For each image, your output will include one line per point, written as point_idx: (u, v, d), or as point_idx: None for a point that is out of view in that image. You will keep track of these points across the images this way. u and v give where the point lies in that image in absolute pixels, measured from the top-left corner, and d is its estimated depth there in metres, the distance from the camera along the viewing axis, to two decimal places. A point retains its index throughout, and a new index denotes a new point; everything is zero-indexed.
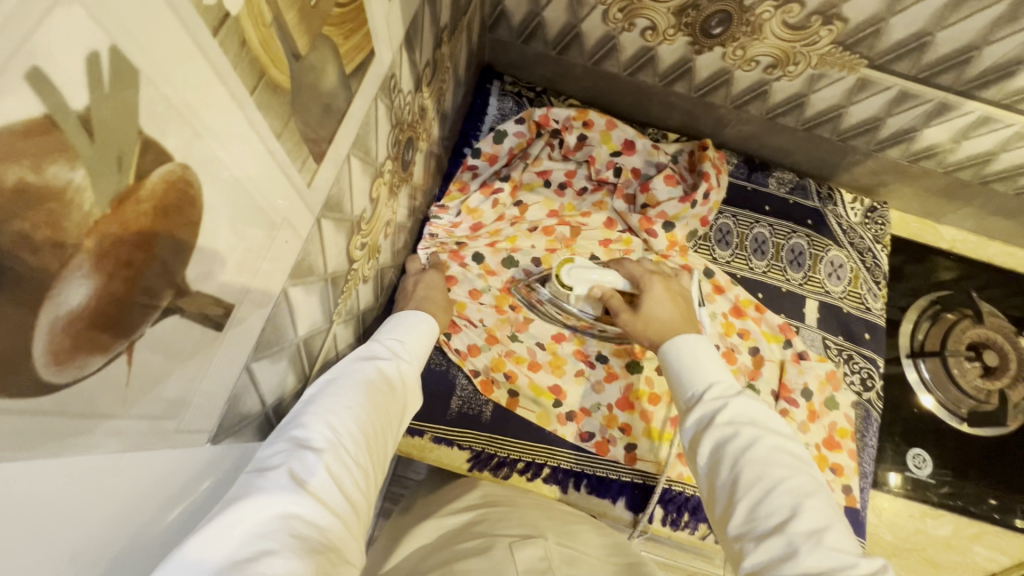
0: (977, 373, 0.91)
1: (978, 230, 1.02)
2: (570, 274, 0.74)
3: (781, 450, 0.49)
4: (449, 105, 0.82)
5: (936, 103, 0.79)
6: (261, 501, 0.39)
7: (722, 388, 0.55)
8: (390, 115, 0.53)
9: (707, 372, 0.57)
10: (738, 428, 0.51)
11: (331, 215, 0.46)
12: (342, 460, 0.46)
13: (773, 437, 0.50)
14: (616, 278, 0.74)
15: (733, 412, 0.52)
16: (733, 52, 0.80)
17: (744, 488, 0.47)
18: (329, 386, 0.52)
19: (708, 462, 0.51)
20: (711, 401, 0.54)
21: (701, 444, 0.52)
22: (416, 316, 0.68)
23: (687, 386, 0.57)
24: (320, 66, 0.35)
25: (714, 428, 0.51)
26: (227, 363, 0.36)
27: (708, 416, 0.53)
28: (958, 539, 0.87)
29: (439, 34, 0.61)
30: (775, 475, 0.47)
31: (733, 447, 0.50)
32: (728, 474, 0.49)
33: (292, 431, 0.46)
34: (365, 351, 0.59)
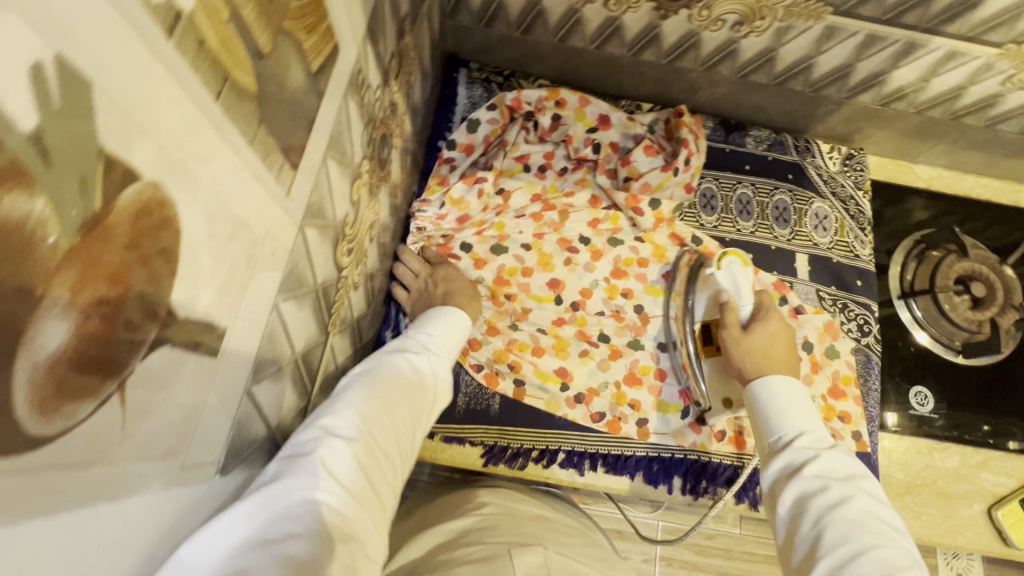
0: (966, 305, 0.93)
1: (952, 165, 1.04)
2: (727, 266, 0.81)
3: (872, 516, 0.50)
4: (419, 98, 0.79)
5: (903, 43, 0.78)
6: (286, 486, 0.38)
7: (813, 439, 0.58)
8: (362, 113, 0.51)
9: (798, 421, 0.61)
10: (827, 484, 0.53)
11: (315, 223, 0.44)
12: (368, 450, 0.44)
13: (864, 500, 0.52)
14: (748, 301, 0.80)
15: (822, 466, 0.55)
16: (699, 13, 0.79)
17: (829, 544, 0.49)
18: (362, 377, 0.51)
19: (792, 510, 0.53)
20: (800, 450, 0.57)
21: (786, 490, 0.55)
22: (451, 311, 0.67)
23: (774, 429, 0.61)
24: (286, 62, 0.33)
25: (802, 479, 0.54)
26: (230, 386, 0.34)
27: (797, 464, 0.56)
28: (966, 469, 0.87)
29: (400, 24, 0.59)
30: (864, 539, 0.48)
31: (821, 503, 0.52)
32: (812, 528, 0.51)
33: (323, 417, 0.45)
34: (396, 348, 0.58)
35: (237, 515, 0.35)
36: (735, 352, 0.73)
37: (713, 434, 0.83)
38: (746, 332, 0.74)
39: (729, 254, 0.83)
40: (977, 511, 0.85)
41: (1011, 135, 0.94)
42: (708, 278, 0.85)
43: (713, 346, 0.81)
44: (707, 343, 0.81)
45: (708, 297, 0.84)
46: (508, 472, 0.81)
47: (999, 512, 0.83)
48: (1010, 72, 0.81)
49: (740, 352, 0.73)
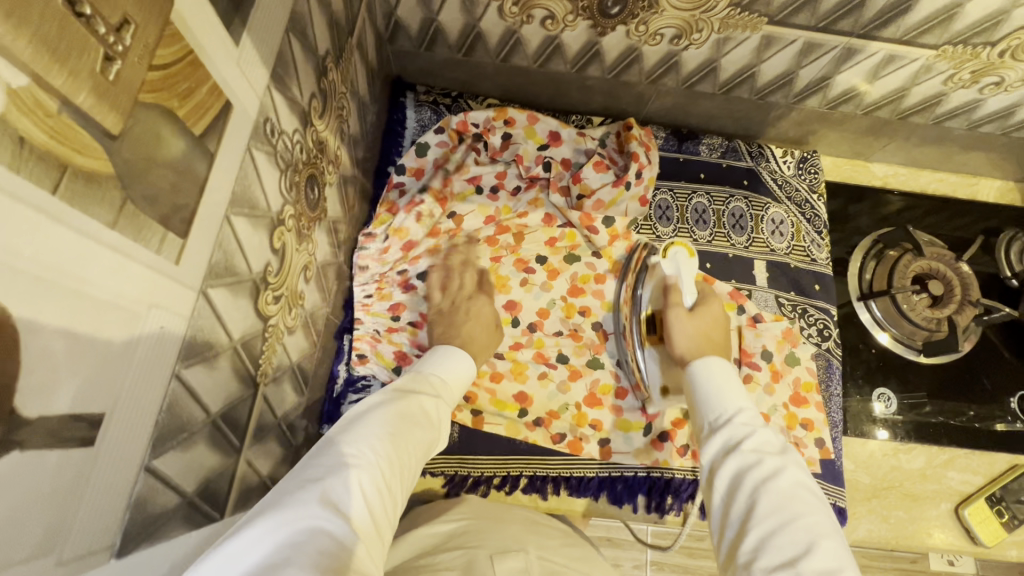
0: (925, 304, 0.91)
1: (907, 162, 1.04)
2: (672, 254, 0.80)
3: (803, 488, 0.49)
4: (358, 128, 0.78)
5: (841, 48, 0.78)
6: (296, 510, 0.39)
7: (748, 414, 0.56)
8: (275, 161, 0.50)
9: (733, 396, 0.59)
10: (762, 458, 0.51)
11: (221, 282, 0.43)
12: (374, 482, 0.45)
13: (797, 473, 0.50)
14: (692, 292, 0.80)
15: (757, 442, 0.53)
16: (636, 28, 0.78)
17: (761, 517, 0.47)
18: (375, 409, 0.53)
19: (727, 487, 0.51)
20: (738, 426, 0.55)
21: (723, 467, 0.52)
22: (458, 351, 0.70)
23: (712, 407, 0.58)
24: (153, 135, 0.32)
25: (739, 454, 0.52)
26: (115, 470, 0.33)
27: (734, 440, 0.53)
28: (932, 469, 0.87)
29: (320, 62, 0.58)
30: (794, 511, 0.47)
31: (755, 477, 0.50)
32: (746, 501, 0.49)
33: (333, 447, 0.47)
34: (408, 383, 0.60)
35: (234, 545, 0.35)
36: (681, 330, 0.74)
37: (676, 450, 0.82)
38: (692, 315, 0.76)
39: (674, 244, 0.81)
40: (945, 511, 0.85)
41: (961, 132, 0.94)
42: (654, 268, 0.85)
43: (657, 336, 0.81)
44: (652, 333, 0.82)
45: (654, 286, 0.84)
46: None
47: (966, 511, 0.84)
48: (951, 71, 0.80)
49: (684, 332, 0.75)
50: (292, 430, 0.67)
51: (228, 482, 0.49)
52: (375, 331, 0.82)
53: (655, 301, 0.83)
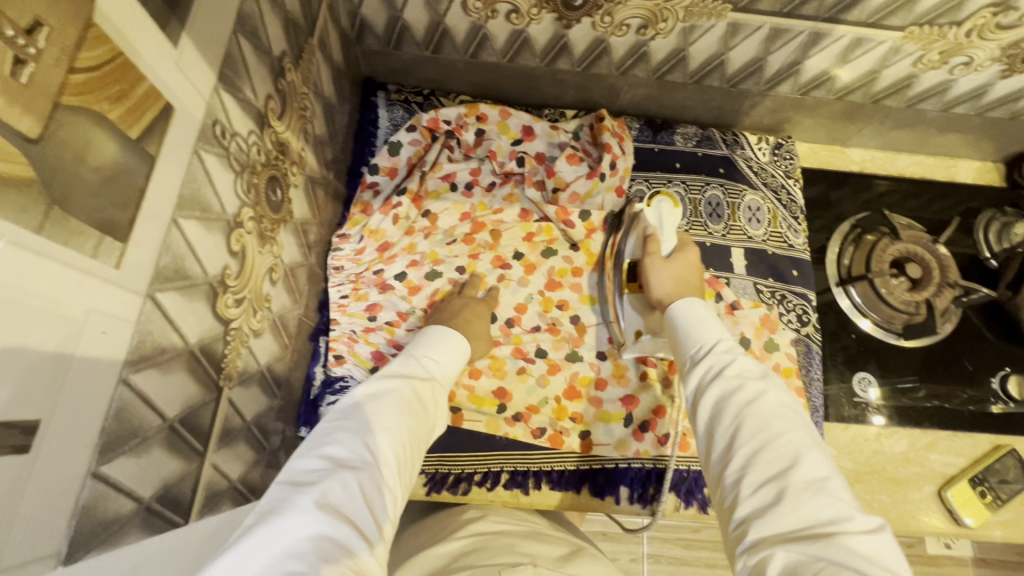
0: (903, 288, 0.92)
1: (884, 146, 1.03)
2: (657, 206, 0.83)
3: (786, 407, 0.49)
4: (325, 128, 0.78)
5: (808, 33, 0.77)
6: (293, 520, 0.39)
7: (728, 345, 0.55)
8: (228, 162, 0.49)
9: (714, 330, 0.58)
10: (744, 382, 0.50)
11: (171, 286, 0.42)
12: (376, 481, 0.45)
13: (778, 393, 0.50)
14: (671, 237, 0.81)
15: (739, 367, 0.52)
16: (602, 20, 0.78)
17: (747, 436, 0.46)
18: (368, 403, 0.52)
19: (711, 412, 0.50)
20: (719, 355, 0.54)
21: (706, 392, 0.51)
22: (452, 331, 0.69)
23: (694, 341, 0.58)
24: (80, 138, 0.32)
25: (722, 379, 0.51)
26: (58, 477, 0.34)
27: (716, 368, 0.53)
28: (914, 452, 0.87)
29: (276, 63, 0.58)
30: (779, 427, 0.46)
31: (738, 399, 0.49)
32: (729, 424, 0.48)
33: (327, 447, 0.46)
34: (402, 370, 0.59)
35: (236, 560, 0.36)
36: (658, 278, 0.74)
37: (656, 439, 0.82)
38: (668, 260, 0.76)
39: (660, 195, 0.85)
40: (928, 493, 0.85)
41: (934, 114, 0.93)
42: (639, 218, 0.84)
43: (636, 284, 0.81)
44: (631, 281, 0.82)
45: (637, 237, 0.83)
46: (451, 499, 0.79)
47: (948, 493, 0.83)
48: (919, 53, 0.80)
49: (662, 278, 0.74)
50: (265, 434, 0.66)
51: (192, 488, 0.49)
52: (351, 331, 0.81)
53: (637, 252, 0.83)
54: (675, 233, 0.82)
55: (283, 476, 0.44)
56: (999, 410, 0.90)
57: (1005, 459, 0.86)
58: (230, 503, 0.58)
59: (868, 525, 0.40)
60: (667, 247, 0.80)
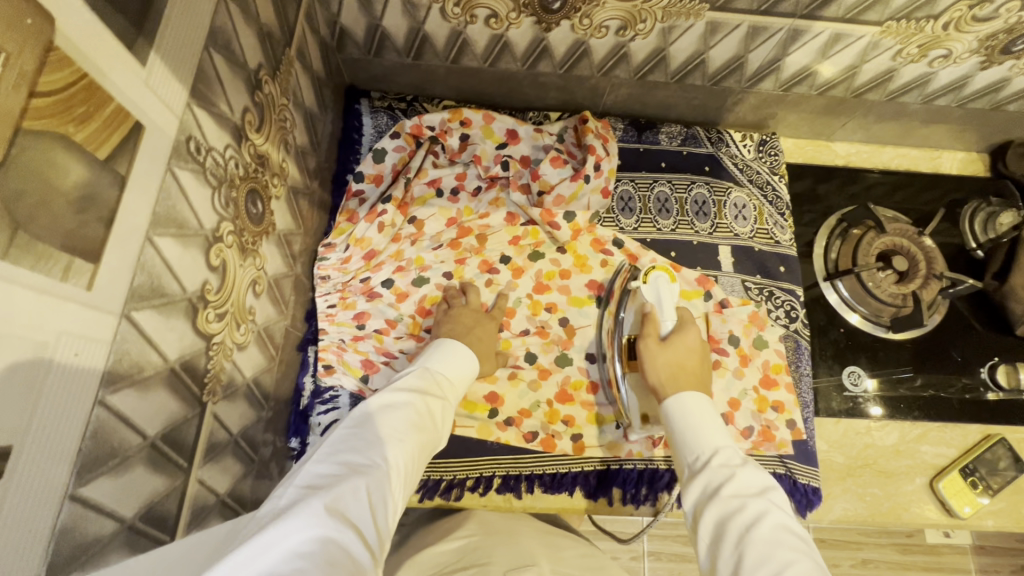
0: (889, 281, 0.91)
1: (868, 139, 1.04)
2: (653, 279, 0.78)
3: (787, 531, 0.47)
4: (307, 139, 0.78)
5: (786, 30, 0.78)
6: (305, 519, 0.39)
7: (726, 456, 0.55)
8: (204, 178, 0.49)
9: (711, 436, 0.57)
10: (745, 502, 0.49)
11: (148, 304, 0.42)
12: (383, 493, 0.45)
13: (779, 515, 0.49)
14: (669, 317, 0.75)
15: (737, 485, 0.51)
16: (580, 22, 0.78)
17: (749, 568, 0.45)
18: (384, 413, 0.52)
19: (712, 535, 0.49)
20: (717, 469, 0.53)
21: (705, 514, 0.50)
22: (464, 350, 0.70)
23: (692, 449, 0.57)
24: (45, 160, 0.32)
25: (720, 499, 0.50)
26: (34, 500, 0.33)
27: (713, 485, 0.52)
28: (905, 444, 0.87)
29: (252, 77, 0.58)
30: (780, 558, 0.45)
31: (738, 523, 0.48)
32: (733, 550, 0.47)
33: (341, 454, 0.46)
34: (417, 383, 0.60)
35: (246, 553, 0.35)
36: (652, 362, 0.70)
37: (648, 441, 0.82)
38: (663, 344, 0.72)
39: (657, 268, 0.79)
40: (920, 485, 0.85)
41: (916, 106, 0.94)
42: (635, 292, 0.81)
43: (635, 363, 0.76)
44: (631, 359, 0.77)
45: (635, 312, 0.80)
46: (444, 505, 0.79)
47: (940, 484, 0.83)
48: (898, 47, 0.80)
49: (656, 365, 0.70)
50: (253, 446, 0.66)
51: (177, 504, 0.49)
52: (340, 340, 0.81)
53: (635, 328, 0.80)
54: (675, 309, 0.77)
55: (294, 479, 0.44)
56: (993, 398, 0.90)
57: (996, 448, 0.86)
58: (218, 517, 0.58)
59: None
60: (667, 325, 0.75)
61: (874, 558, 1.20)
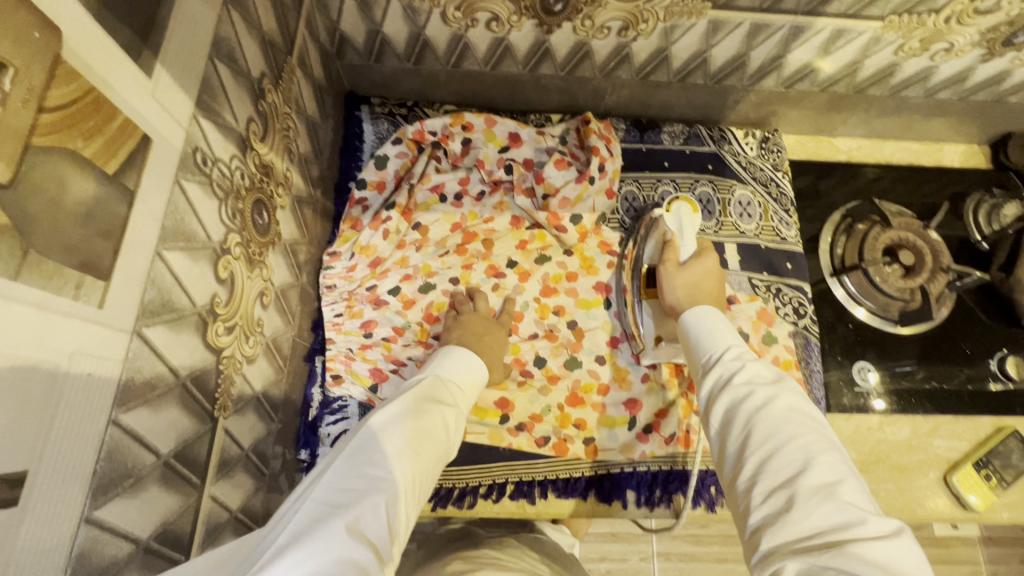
0: (897, 275, 0.92)
1: (870, 134, 1.04)
2: (676, 209, 0.87)
3: (796, 411, 0.48)
4: (310, 147, 0.77)
5: (789, 27, 0.77)
6: (325, 541, 0.38)
7: (739, 352, 0.55)
8: (211, 189, 0.49)
9: (725, 337, 0.58)
10: (754, 388, 0.50)
11: (159, 320, 0.42)
12: (399, 509, 0.44)
13: (790, 397, 0.49)
14: (688, 242, 0.83)
15: (749, 373, 0.51)
16: (582, 24, 0.77)
17: (756, 442, 0.46)
18: (401, 423, 0.51)
19: (722, 419, 0.50)
20: (728, 362, 0.54)
21: (716, 403, 0.51)
22: (472, 354, 0.69)
23: (705, 349, 0.58)
24: (53, 179, 0.32)
25: (731, 387, 0.51)
26: (52, 525, 0.33)
27: (726, 375, 0.52)
28: (917, 439, 0.87)
29: (256, 84, 0.57)
30: (788, 432, 0.45)
31: (748, 404, 0.49)
32: (741, 430, 0.48)
33: (358, 466, 0.45)
34: (431, 390, 0.59)
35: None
36: (670, 284, 0.75)
37: (662, 440, 0.82)
38: (682, 268, 0.77)
39: (680, 200, 0.89)
40: (934, 480, 0.84)
41: (918, 100, 0.94)
42: (656, 224, 0.87)
43: (654, 290, 0.82)
44: (649, 287, 0.83)
45: (656, 242, 0.86)
46: (457, 514, 0.78)
47: (954, 478, 0.82)
48: (900, 41, 0.80)
49: (674, 286, 0.74)
50: (264, 459, 0.65)
51: (192, 521, 0.48)
52: (348, 349, 0.80)
53: (655, 257, 0.86)
54: (694, 239, 0.84)
55: (311, 495, 0.43)
56: (998, 389, 0.90)
57: (1008, 440, 0.85)
58: (231, 533, 0.57)
59: (883, 531, 0.38)
60: (685, 253, 0.82)
61: None
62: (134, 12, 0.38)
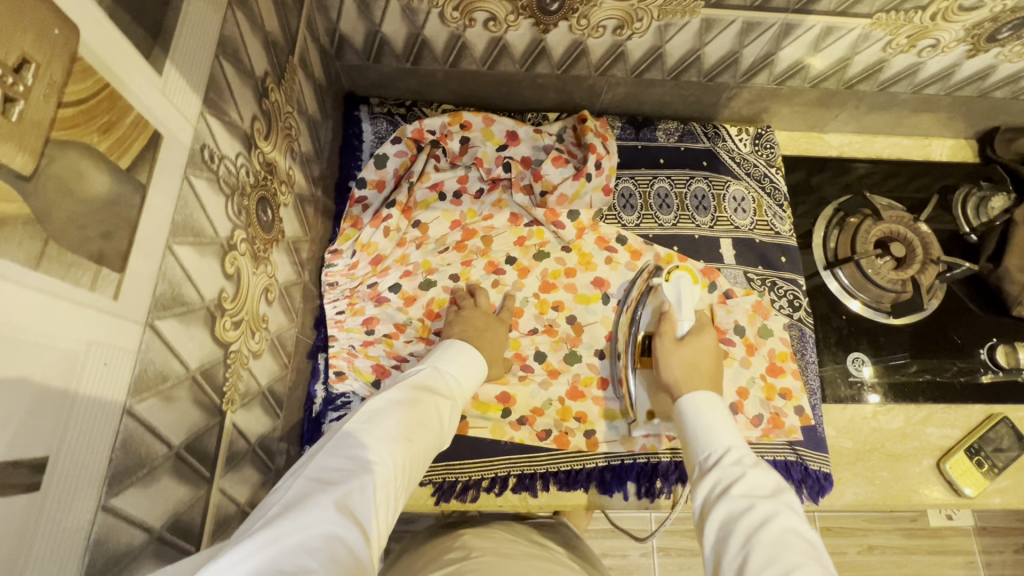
0: (888, 267, 0.93)
1: (860, 130, 1.06)
2: (675, 279, 0.79)
3: (796, 533, 0.46)
4: (311, 146, 0.78)
5: (779, 25, 0.79)
6: (313, 514, 0.39)
7: (738, 455, 0.54)
8: (218, 186, 0.49)
9: (724, 436, 0.57)
10: (753, 502, 0.49)
11: (170, 312, 0.42)
12: (388, 493, 0.45)
13: (789, 516, 0.48)
14: (686, 319, 0.77)
15: (748, 485, 0.51)
16: (578, 23, 0.79)
17: (755, 567, 0.44)
18: (396, 409, 0.52)
19: (718, 535, 0.49)
20: (728, 468, 0.53)
21: (712, 511, 0.50)
22: (473, 353, 0.70)
23: (703, 447, 0.57)
24: (72, 170, 0.33)
25: (729, 499, 0.50)
26: (72, 511, 0.34)
27: (724, 485, 0.52)
28: (911, 427, 0.88)
29: (259, 84, 0.58)
30: (788, 559, 0.44)
31: (747, 522, 0.47)
32: (739, 551, 0.46)
33: (350, 446, 0.46)
34: (426, 381, 0.60)
35: (250, 545, 0.36)
36: (668, 362, 0.71)
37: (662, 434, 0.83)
38: (680, 344, 0.73)
39: (680, 269, 0.81)
40: (928, 467, 0.86)
41: (906, 96, 0.96)
42: (656, 290, 0.82)
43: (649, 359, 0.78)
44: (644, 355, 0.79)
45: (653, 310, 0.81)
46: (461, 507, 0.79)
47: (947, 465, 0.84)
48: (888, 38, 0.82)
49: (671, 363, 0.71)
50: (269, 454, 0.66)
51: (202, 513, 0.49)
52: (350, 346, 0.81)
53: (651, 327, 0.81)
54: (693, 312, 0.79)
55: (302, 472, 0.44)
56: (989, 380, 0.92)
57: (998, 428, 0.87)
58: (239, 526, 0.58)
59: None
60: (683, 328, 0.77)
61: (880, 544, 1.22)
62: (146, 12, 0.39)
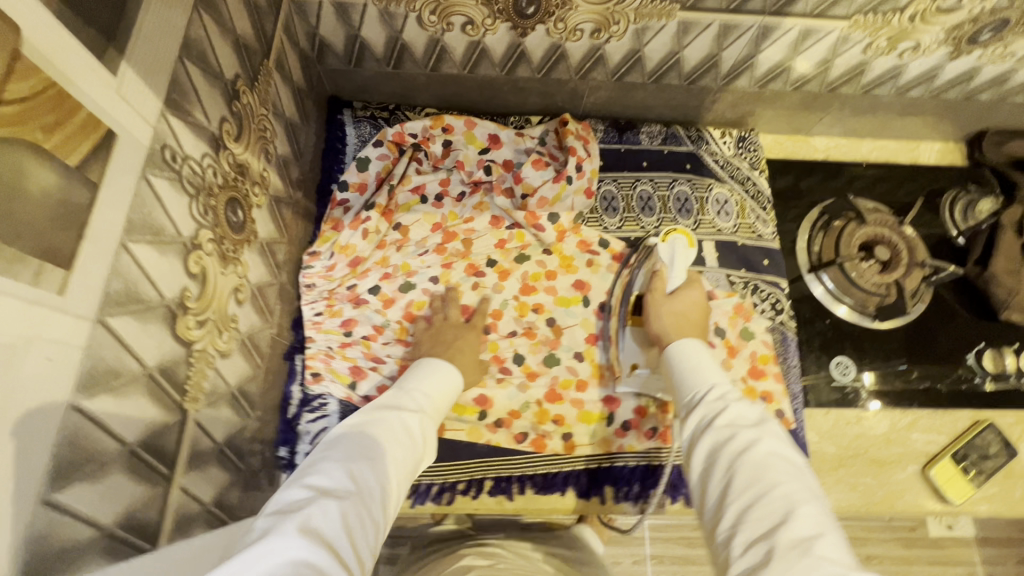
0: (874, 270, 0.94)
1: (846, 134, 1.05)
2: (671, 240, 0.86)
3: (779, 456, 0.48)
4: (289, 148, 0.79)
5: (758, 27, 0.79)
6: (276, 543, 0.38)
7: (722, 392, 0.56)
8: (181, 185, 0.50)
9: (708, 376, 0.59)
10: (736, 431, 0.50)
11: (124, 309, 0.43)
12: (360, 514, 0.44)
13: (771, 441, 0.49)
14: (677, 277, 0.83)
15: (732, 416, 0.52)
16: (555, 26, 0.79)
17: (738, 486, 0.46)
18: (356, 434, 0.52)
19: (704, 464, 0.51)
20: (711, 403, 0.55)
21: (699, 444, 0.52)
22: (444, 365, 0.70)
23: (690, 388, 0.59)
24: (12, 168, 0.33)
25: (713, 430, 0.52)
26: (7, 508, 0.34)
27: (709, 417, 0.53)
28: (896, 433, 0.87)
29: (229, 86, 0.59)
30: (769, 477, 0.46)
31: (729, 448, 0.49)
32: (723, 476, 0.48)
33: (312, 477, 0.46)
34: (393, 400, 0.60)
35: None
36: (658, 312, 0.76)
37: (641, 435, 0.83)
38: (669, 297, 0.79)
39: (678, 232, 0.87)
40: (912, 473, 0.84)
41: (890, 98, 0.95)
42: (652, 254, 0.88)
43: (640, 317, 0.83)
44: (636, 314, 0.84)
45: (648, 271, 0.87)
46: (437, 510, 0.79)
47: (931, 471, 0.82)
48: (867, 40, 0.82)
49: (660, 314, 0.76)
50: (240, 454, 0.66)
51: (159, 512, 0.49)
52: (328, 347, 0.81)
53: (644, 287, 0.87)
54: (684, 273, 0.84)
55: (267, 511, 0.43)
56: (991, 387, 0.90)
57: (986, 434, 0.85)
58: (203, 526, 0.58)
59: None
60: (674, 285, 0.82)
61: (878, 553, 1.20)
62: (99, 15, 0.40)
